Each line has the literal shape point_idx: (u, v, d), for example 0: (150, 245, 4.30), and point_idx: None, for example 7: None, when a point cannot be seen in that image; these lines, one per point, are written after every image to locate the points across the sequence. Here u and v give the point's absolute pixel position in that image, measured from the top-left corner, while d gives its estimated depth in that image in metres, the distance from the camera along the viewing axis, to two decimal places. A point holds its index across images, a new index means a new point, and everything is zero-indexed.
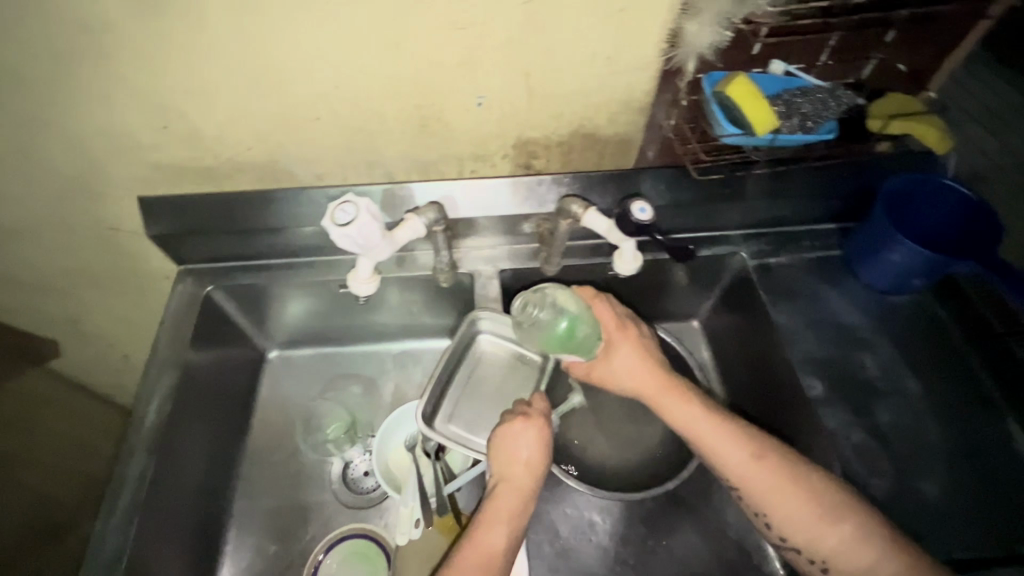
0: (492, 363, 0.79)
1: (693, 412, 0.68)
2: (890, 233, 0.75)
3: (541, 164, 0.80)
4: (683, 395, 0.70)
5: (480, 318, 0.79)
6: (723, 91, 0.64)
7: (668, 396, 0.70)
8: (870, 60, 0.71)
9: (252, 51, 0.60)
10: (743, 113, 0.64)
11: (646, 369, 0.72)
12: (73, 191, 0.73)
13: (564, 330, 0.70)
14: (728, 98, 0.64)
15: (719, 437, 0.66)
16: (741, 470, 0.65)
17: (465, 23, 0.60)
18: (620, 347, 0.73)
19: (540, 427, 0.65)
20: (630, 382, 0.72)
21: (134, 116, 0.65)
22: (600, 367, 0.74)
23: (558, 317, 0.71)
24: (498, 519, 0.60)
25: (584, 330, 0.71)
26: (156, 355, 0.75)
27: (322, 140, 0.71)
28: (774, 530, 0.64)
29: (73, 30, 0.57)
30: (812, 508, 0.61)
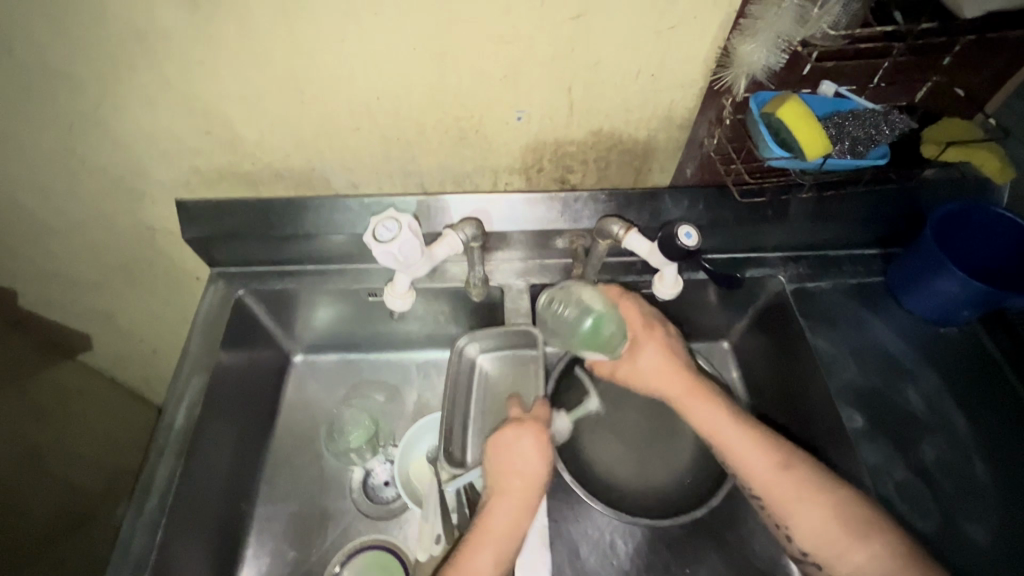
0: (497, 377, 0.78)
1: (714, 416, 0.68)
2: (940, 262, 0.72)
3: (577, 178, 0.79)
4: (707, 399, 0.69)
5: (466, 343, 0.77)
6: (773, 112, 0.62)
7: (692, 398, 0.70)
8: (925, 83, 0.68)
9: (298, 60, 0.60)
10: (792, 135, 0.62)
11: (673, 371, 0.71)
12: (114, 191, 0.74)
13: (589, 328, 0.70)
14: (778, 120, 0.62)
15: (740, 442, 0.67)
16: (760, 475, 0.65)
17: (511, 36, 0.60)
18: (645, 346, 0.72)
19: (534, 434, 0.63)
20: (653, 383, 0.72)
21: (178, 119, 0.66)
22: (625, 367, 0.73)
23: (583, 315, 0.70)
24: (492, 529, 0.59)
25: (610, 328, 0.70)
26: (187, 356, 0.76)
27: (359, 148, 0.71)
28: (796, 542, 0.63)
29: (126, 35, 0.57)
30: (841, 526, 0.60)
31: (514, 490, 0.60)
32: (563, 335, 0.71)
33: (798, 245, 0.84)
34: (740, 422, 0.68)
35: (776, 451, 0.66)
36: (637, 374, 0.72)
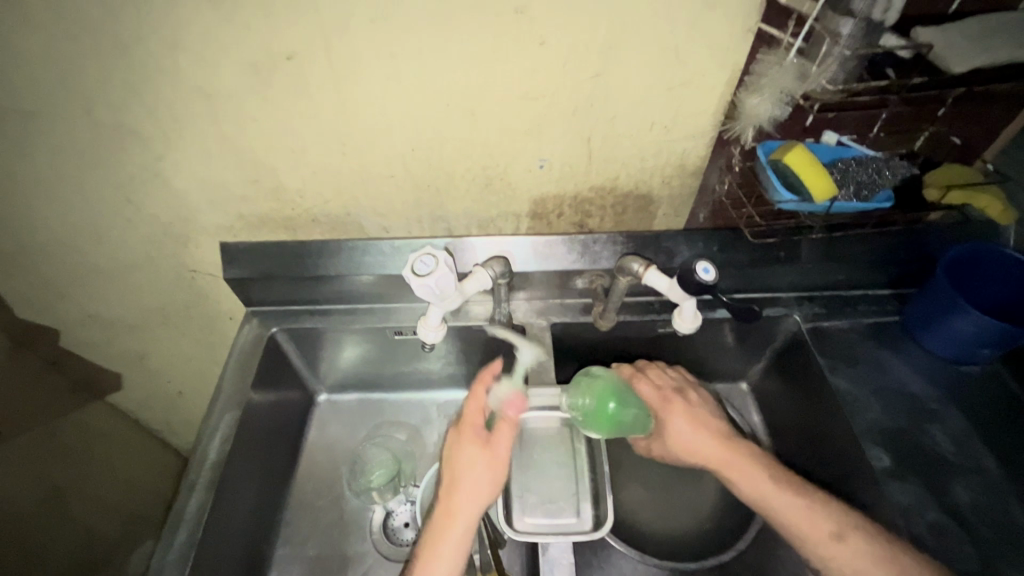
0: (541, 434, 0.76)
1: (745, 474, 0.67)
2: (955, 303, 0.73)
3: (595, 222, 0.83)
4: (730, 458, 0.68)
5: None
6: (780, 159, 0.67)
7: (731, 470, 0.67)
8: (923, 132, 0.73)
9: (342, 116, 0.66)
10: (799, 180, 0.66)
11: (705, 441, 0.70)
12: (165, 235, 0.80)
13: (611, 412, 0.68)
14: (785, 166, 0.66)
15: (775, 497, 0.65)
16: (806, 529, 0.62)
17: (536, 93, 0.66)
18: (673, 418, 0.71)
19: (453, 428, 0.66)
20: (688, 457, 0.70)
21: (230, 169, 0.72)
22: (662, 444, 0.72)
23: (602, 398, 0.68)
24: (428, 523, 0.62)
25: (629, 406, 0.69)
26: (221, 393, 0.78)
27: (392, 195, 0.76)
28: None
29: (193, 96, 0.64)
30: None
31: (477, 485, 0.61)
32: (586, 425, 0.68)
33: (811, 286, 0.87)
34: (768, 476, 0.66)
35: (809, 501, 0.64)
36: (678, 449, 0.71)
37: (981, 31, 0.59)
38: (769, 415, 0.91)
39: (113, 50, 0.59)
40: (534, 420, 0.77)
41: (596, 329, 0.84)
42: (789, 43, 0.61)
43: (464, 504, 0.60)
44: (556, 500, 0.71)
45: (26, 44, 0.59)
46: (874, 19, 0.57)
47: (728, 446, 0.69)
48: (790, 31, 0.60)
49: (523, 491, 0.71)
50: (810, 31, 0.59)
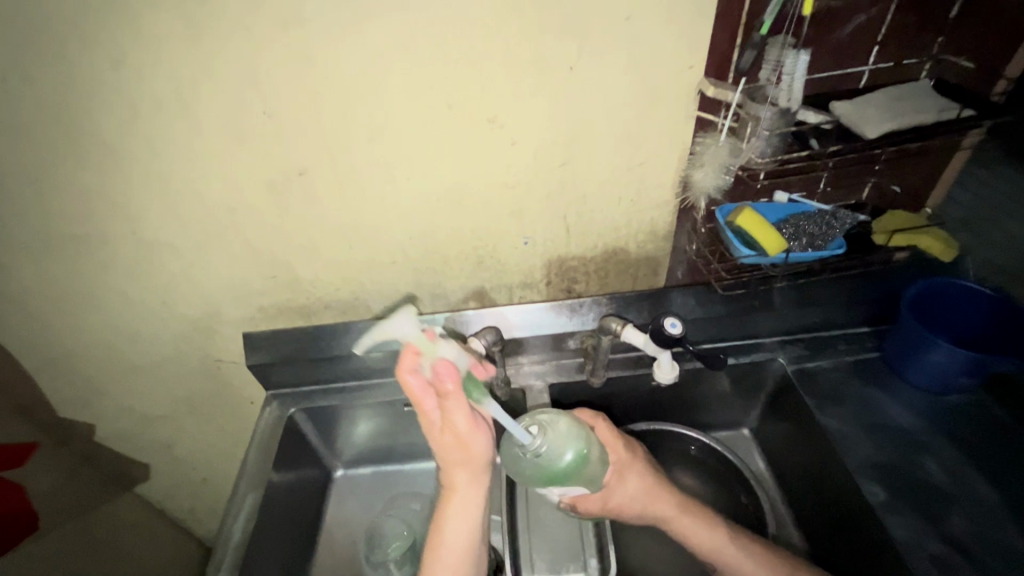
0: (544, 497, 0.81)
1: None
2: (924, 336, 0.79)
3: (581, 287, 0.91)
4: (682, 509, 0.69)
5: None
6: (734, 221, 0.75)
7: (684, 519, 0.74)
8: (867, 182, 0.82)
9: (348, 216, 0.77)
10: (754, 237, 0.73)
11: (659, 493, 0.74)
12: (194, 330, 0.88)
13: (567, 464, 0.64)
14: (739, 226, 0.75)
15: (729, 550, 0.71)
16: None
17: (514, 182, 0.76)
18: (634, 470, 0.74)
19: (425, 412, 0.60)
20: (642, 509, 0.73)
21: (252, 268, 0.81)
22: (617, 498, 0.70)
23: (563, 448, 0.64)
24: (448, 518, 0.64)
25: (590, 460, 0.66)
26: (244, 475, 0.83)
27: (396, 279, 0.85)
28: None
29: (221, 211, 0.75)
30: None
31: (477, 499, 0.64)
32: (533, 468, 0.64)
33: (792, 329, 0.92)
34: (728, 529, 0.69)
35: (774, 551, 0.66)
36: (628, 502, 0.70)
37: (887, 100, 0.69)
38: (772, 458, 0.92)
39: (156, 181, 0.71)
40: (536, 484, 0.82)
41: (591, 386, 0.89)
42: (723, 125, 0.72)
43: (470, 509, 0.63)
44: (563, 557, 0.73)
45: (85, 182, 0.70)
46: (783, 105, 0.67)
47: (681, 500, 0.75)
48: (722, 115, 0.71)
49: (532, 552, 0.74)
50: (737, 114, 0.70)
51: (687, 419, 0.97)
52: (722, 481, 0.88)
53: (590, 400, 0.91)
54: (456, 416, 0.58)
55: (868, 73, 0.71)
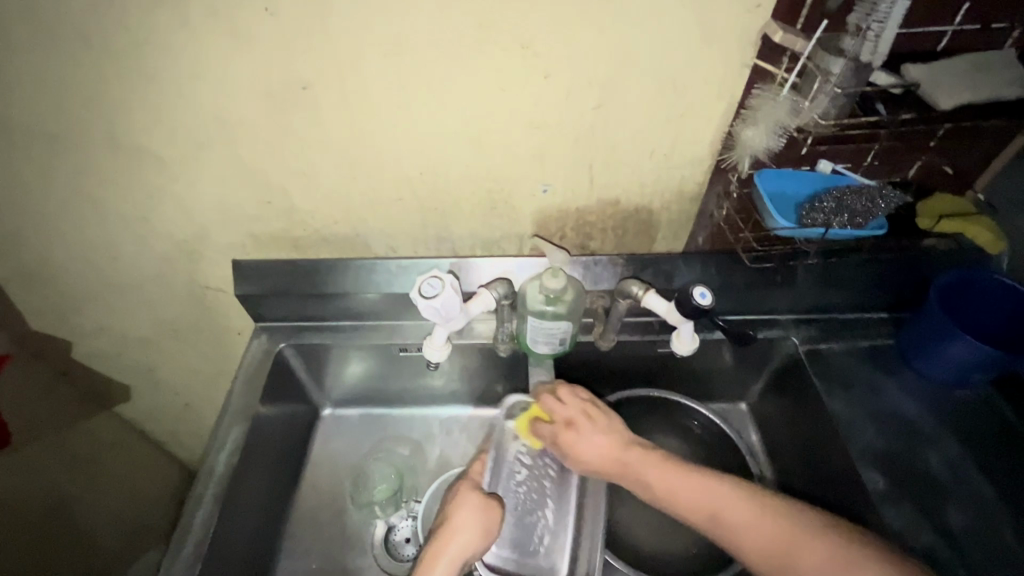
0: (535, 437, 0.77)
1: (709, 496, 0.63)
2: (947, 327, 0.75)
3: (596, 244, 0.85)
4: (695, 478, 0.65)
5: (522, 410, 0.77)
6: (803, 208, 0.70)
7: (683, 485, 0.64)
8: (916, 161, 0.76)
9: (354, 143, 0.69)
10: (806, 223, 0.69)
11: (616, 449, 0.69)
12: (180, 252, 0.82)
13: None
14: (806, 212, 0.70)
15: (736, 515, 0.61)
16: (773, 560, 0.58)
17: (540, 122, 0.68)
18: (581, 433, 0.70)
19: (468, 495, 0.68)
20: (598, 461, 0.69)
21: (245, 191, 0.74)
22: (621, 459, 0.69)
23: None
24: (454, 530, 0.64)
25: None
26: (229, 407, 0.79)
27: (401, 217, 0.79)
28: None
29: (211, 122, 0.67)
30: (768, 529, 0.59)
31: (467, 519, 0.65)
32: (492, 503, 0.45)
33: (809, 308, 0.88)
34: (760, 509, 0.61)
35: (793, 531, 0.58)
36: (632, 466, 0.68)
37: (966, 67, 0.62)
38: (767, 434, 0.91)
39: (140, 80, 0.63)
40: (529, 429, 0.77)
41: (596, 348, 0.86)
42: (783, 78, 0.64)
43: (464, 514, 0.66)
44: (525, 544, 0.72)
45: (58, 73, 0.62)
46: (863, 58, 0.60)
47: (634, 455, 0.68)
48: (784, 66, 0.63)
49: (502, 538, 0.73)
50: (802, 67, 0.63)
51: (688, 389, 0.95)
52: (717, 454, 0.86)
53: (593, 361, 0.88)
54: (585, 443, 0.70)
55: (950, 34, 0.63)
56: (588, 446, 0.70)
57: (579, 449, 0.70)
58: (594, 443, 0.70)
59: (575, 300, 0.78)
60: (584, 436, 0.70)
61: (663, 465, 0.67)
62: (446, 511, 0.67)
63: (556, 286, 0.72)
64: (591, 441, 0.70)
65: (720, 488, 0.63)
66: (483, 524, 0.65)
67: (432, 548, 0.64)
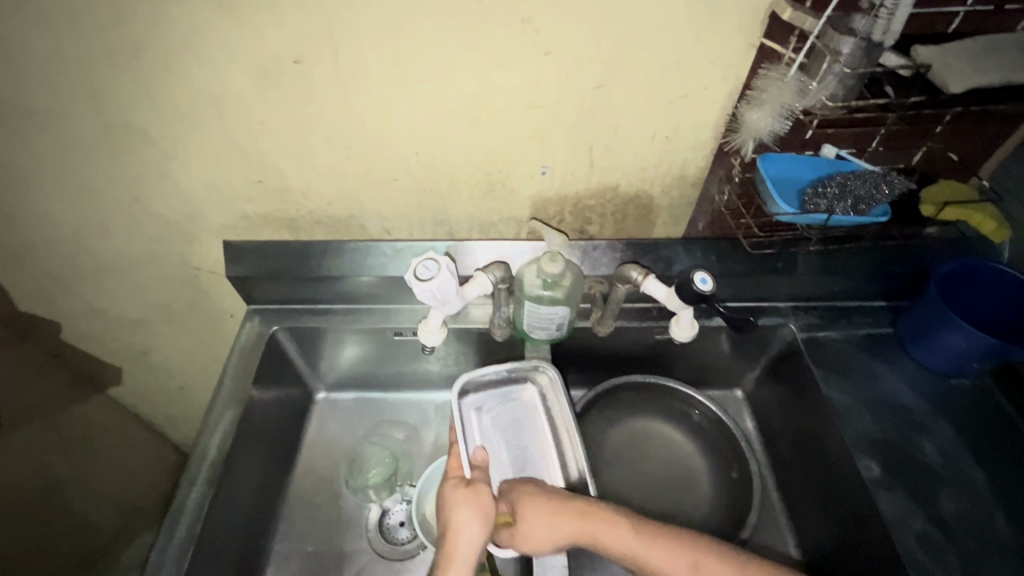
0: (489, 396, 0.77)
1: (685, 551, 0.61)
2: (948, 315, 0.74)
3: (595, 229, 0.84)
4: (662, 541, 0.62)
5: (472, 381, 0.77)
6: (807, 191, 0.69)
7: (655, 544, 0.61)
8: (922, 147, 0.75)
9: (349, 120, 0.67)
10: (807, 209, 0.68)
11: (564, 515, 0.62)
12: (170, 232, 0.80)
13: None
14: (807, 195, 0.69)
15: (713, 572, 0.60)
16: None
17: (540, 101, 0.66)
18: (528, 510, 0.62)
19: (467, 488, 0.64)
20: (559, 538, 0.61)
21: (237, 169, 0.72)
22: (581, 530, 0.61)
23: None
24: (465, 523, 0.60)
25: None
26: (221, 390, 0.78)
27: (397, 199, 0.77)
28: None
29: (200, 96, 0.64)
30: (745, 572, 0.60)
31: (468, 521, 0.61)
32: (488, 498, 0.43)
33: (809, 296, 0.87)
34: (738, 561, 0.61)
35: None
36: (595, 530, 0.61)
37: (978, 49, 0.60)
38: (762, 421, 0.91)
39: (125, 52, 0.60)
40: (479, 397, 0.77)
41: (593, 334, 0.85)
42: (791, 58, 0.62)
43: (461, 514, 0.61)
44: None
45: (38, 43, 0.59)
46: (874, 38, 0.58)
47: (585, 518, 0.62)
48: (792, 46, 0.62)
49: None
50: (810, 47, 0.61)
51: (685, 375, 0.94)
52: (713, 441, 0.86)
53: (591, 346, 0.88)
54: (532, 519, 0.62)
55: (962, 16, 0.61)
56: (553, 533, 0.61)
57: (532, 528, 0.61)
58: (551, 523, 0.61)
59: (573, 285, 0.76)
60: (531, 512, 0.62)
61: (643, 527, 0.62)
62: (448, 512, 0.62)
63: (553, 271, 0.71)
64: (539, 516, 0.62)
65: (694, 551, 0.61)
66: (493, 509, 0.62)
67: (442, 554, 0.59)
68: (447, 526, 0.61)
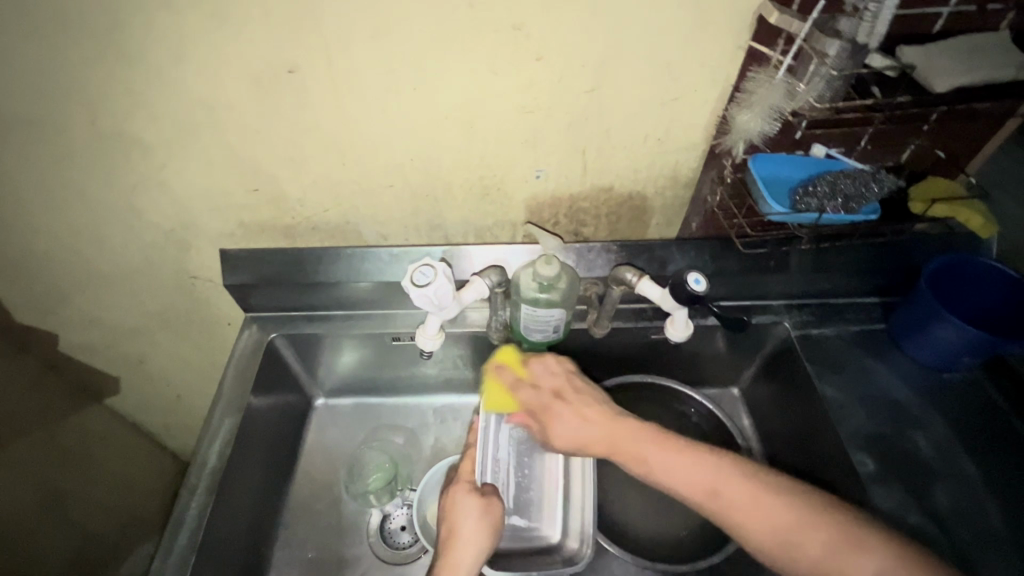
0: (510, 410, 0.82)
1: (706, 472, 0.63)
2: (938, 311, 0.75)
3: (590, 231, 0.85)
4: (681, 452, 0.65)
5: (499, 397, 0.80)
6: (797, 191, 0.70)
7: (664, 450, 0.65)
8: (909, 145, 0.76)
9: (343, 127, 0.68)
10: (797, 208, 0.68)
11: (590, 423, 0.70)
12: (166, 241, 0.80)
13: None
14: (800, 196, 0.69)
15: (724, 486, 0.61)
16: (815, 566, 0.55)
17: (532, 106, 0.67)
18: (557, 413, 0.72)
19: (477, 500, 0.67)
20: (577, 438, 0.70)
21: (232, 178, 0.73)
22: (604, 437, 0.69)
23: None
24: (469, 536, 0.64)
25: None
26: (220, 398, 0.78)
27: (392, 205, 0.78)
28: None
29: (194, 106, 0.65)
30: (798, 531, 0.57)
31: (476, 532, 0.64)
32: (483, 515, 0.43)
33: (802, 294, 0.88)
34: (804, 509, 0.58)
35: (835, 547, 0.55)
36: (617, 441, 0.68)
37: (960, 50, 0.61)
38: (758, 419, 0.92)
39: (119, 63, 0.61)
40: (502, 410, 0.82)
41: (590, 335, 0.86)
42: (778, 61, 0.63)
43: (467, 524, 0.65)
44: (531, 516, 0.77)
45: (32, 56, 0.60)
46: (860, 40, 0.59)
47: (612, 425, 0.70)
48: (779, 49, 0.63)
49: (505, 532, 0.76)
50: (798, 50, 0.62)
51: (681, 374, 0.95)
52: (710, 439, 0.87)
53: (588, 347, 0.88)
54: (561, 423, 0.71)
55: (945, 16, 0.62)
56: (574, 432, 0.70)
57: (557, 424, 0.71)
58: (578, 423, 0.71)
59: (569, 287, 0.77)
60: (560, 414, 0.71)
61: (669, 443, 0.66)
62: (453, 519, 0.66)
63: (548, 274, 0.72)
64: (565, 420, 0.71)
65: (718, 466, 0.62)
66: (499, 523, 0.66)
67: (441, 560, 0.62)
68: (451, 532, 0.65)
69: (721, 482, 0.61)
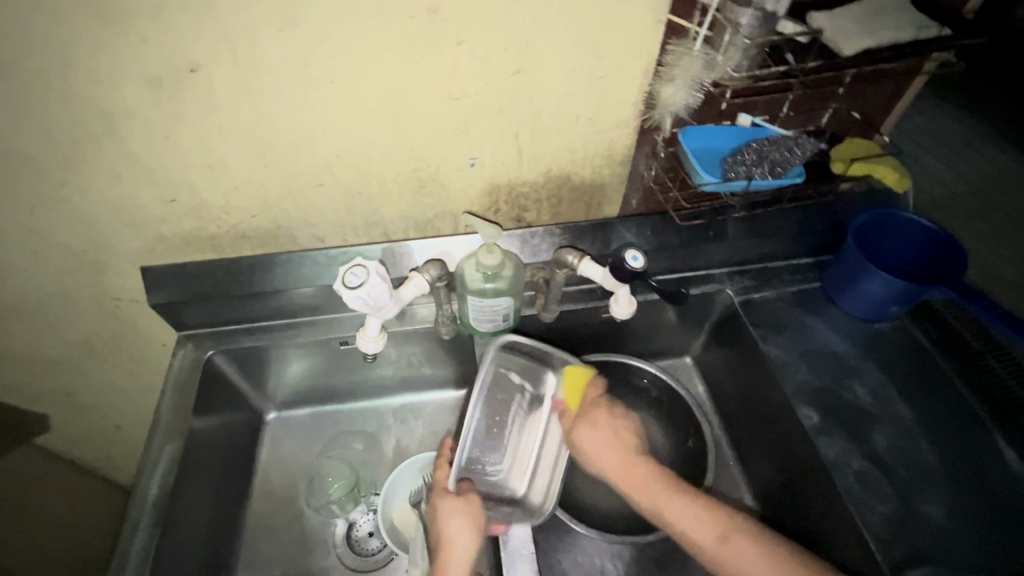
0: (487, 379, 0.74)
1: (713, 524, 0.66)
2: (866, 266, 0.79)
3: (532, 216, 0.84)
4: (693, 504, 0.67)
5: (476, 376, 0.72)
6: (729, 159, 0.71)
7: (665, 494, 0.69)
8: (828, 108, 0.79)
9: (261, 126, 0.64)
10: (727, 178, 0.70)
11: (612, 453, 0.73)
12: (79, 262, 0.74)
13: None
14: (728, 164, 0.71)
15: (737, 543, 0.64)
16: None
17: (459, 92, 0.65)
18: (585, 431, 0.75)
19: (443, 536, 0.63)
20: (598, 463, 0.74)
21: (144, 189, 0.68)
22: (622, 471, 0.72)
23: None
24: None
25: None
26: (158, 424, 0.74)
27: (324, 205, 0.74)
28: None
29: (91, 114, 0.60)
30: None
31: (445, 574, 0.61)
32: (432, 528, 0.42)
33: (741, 260, 0.91)
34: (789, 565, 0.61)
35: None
36: (633, 479, 0.71)
37: (864, 13, 0.64)
38: (711, 384, 0.95)
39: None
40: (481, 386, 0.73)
41: (541, 320, 0.86)
42: (696, 32, 0.64)
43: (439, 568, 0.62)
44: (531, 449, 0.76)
45: None
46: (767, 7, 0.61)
47: (632, 463, 0.73)
48: (696, 21, 0.64)
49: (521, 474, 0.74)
50: (713, 21, 0.64)
51: (635, 349, 0.97)
52: (667, 409, 0.89)
53: (540, 332, 0.88)
54: (591, 442, 0.74)
55: None
56: (597, 458, 0.74)
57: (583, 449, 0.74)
58: (601, 449, 0.74)
59: (514, 274, 0.77)
60: (588, 435, 0.75)
61: (680, 494, 0.68)
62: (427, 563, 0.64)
63: (491, 263, 0.71)
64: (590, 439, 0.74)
65: (715, 509, 0.67)
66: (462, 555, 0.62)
67: None
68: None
69: (731, 529, 0.65)
